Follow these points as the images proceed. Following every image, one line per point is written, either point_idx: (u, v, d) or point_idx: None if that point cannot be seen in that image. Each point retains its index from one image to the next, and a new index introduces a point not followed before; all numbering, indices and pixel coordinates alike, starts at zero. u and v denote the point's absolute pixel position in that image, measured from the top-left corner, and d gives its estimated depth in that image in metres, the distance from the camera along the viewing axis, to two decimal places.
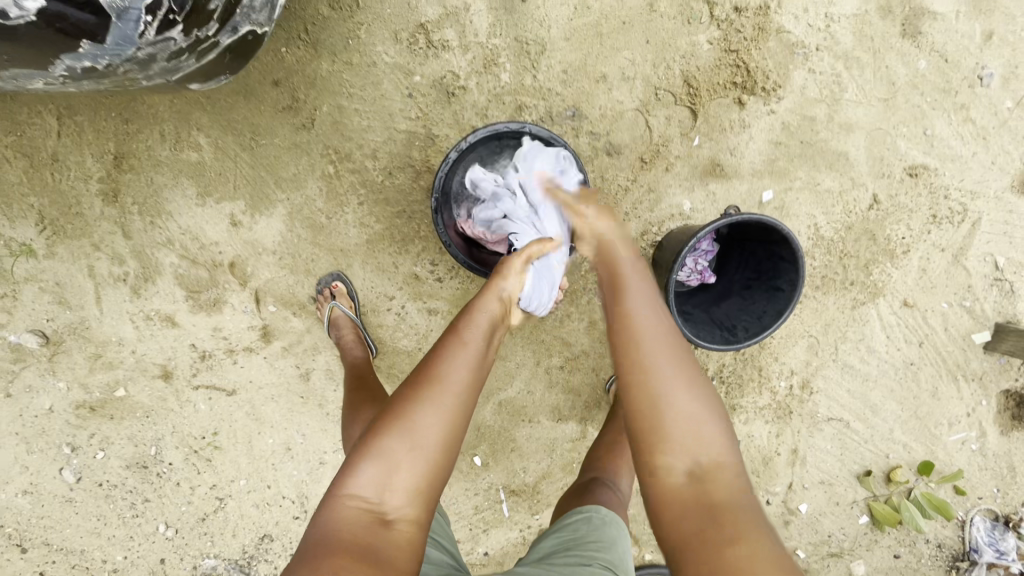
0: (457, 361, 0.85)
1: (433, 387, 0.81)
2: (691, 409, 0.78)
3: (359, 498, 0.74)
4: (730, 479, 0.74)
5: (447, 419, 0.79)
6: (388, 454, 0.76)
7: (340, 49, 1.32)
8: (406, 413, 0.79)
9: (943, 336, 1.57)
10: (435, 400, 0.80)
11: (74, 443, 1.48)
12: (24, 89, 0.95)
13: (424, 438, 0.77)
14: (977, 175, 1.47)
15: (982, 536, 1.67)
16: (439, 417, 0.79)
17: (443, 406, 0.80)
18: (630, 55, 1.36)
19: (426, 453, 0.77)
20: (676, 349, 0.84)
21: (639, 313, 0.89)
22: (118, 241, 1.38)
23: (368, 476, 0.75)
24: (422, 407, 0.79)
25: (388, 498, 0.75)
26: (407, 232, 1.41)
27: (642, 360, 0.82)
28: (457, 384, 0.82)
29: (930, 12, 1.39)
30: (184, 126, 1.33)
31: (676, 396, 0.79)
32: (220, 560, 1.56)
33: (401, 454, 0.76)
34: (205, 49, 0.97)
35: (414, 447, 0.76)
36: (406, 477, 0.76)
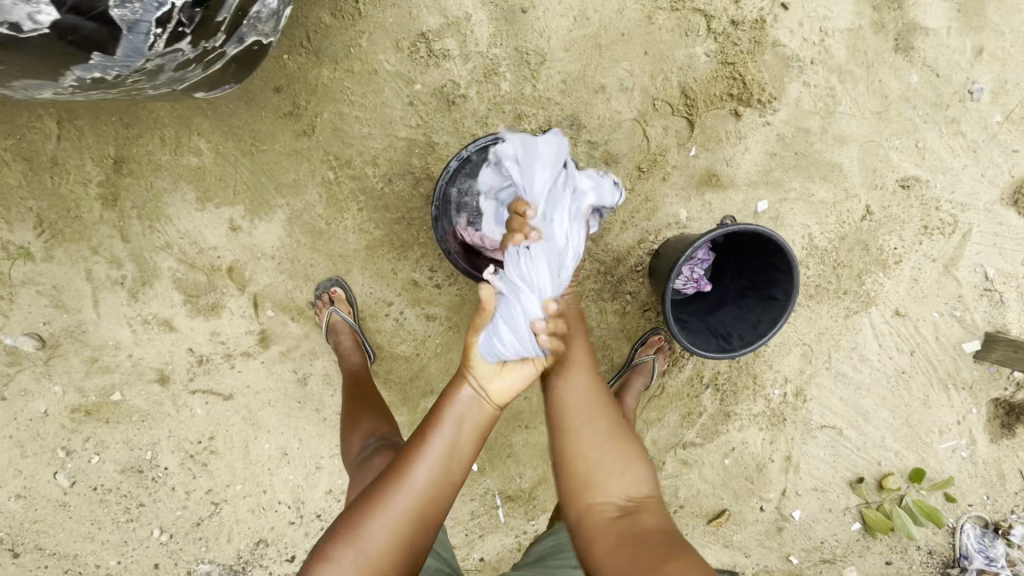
0: (417, 460, 0.81)
1: (392, 491, 0.79)
2: (614, 463, 0.83)
3: None
4: (655, 514, 0.81)
5: (398, 522, 0.77)
6: (338, 563, 0.76)
7: (342, 57, 1.33)
8: (358, 521, 0.78)
9: (934, 345, 1.60)
10: (387, 505, 0.78)
11: (68, 447, 1.48)
12: (32, 99, 0.95)
13: (372, 545, 0.75)
14: (967, 187, 1.50)
15: (972, 543, 1.69)
16: (389, 525, 0.77)
17: (393, 512, 0.77)
18: (628, 66, 1.38)
19: (377, 558, 0.75)
20: (596, 406, 0.87)
21: (567, 383, 0.88)
22: (116, 245, 1.38)
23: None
24: (374, 515, 0.77)
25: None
26: (406, 238, 1.41)
27: (565, 418, 0.85)
28: (416, 485, 0.79)
29: (922, 27, 1.42)
30: (185, 132, 1.34)
31: (604, 454, 0.83)
32: (215, 565, 1.56)
33: (351, 562, 0.75)
34: (211, 59, 0.99)
35: (362, 557, 0.75)
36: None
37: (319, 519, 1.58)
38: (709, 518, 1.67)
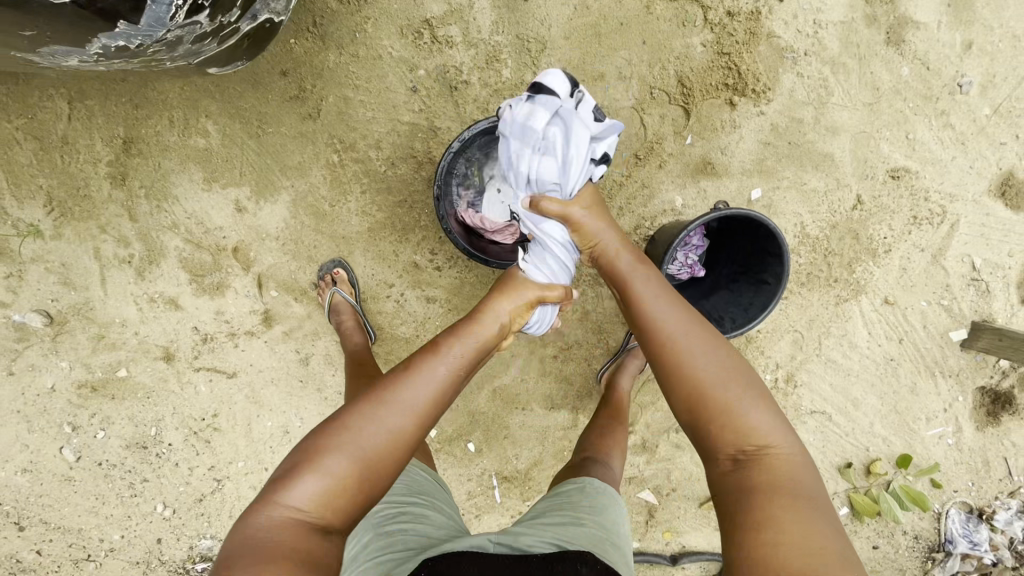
0: (422, 379, 0.85)
1: (390, 404, 0.81)
2: (737, 400, 0.81)
3: (290, 508, 0.70)
4: (779, 455, 0.78)
5: (397, 434, 0.79)
6: (331, 466, 0.74)
7: (347, 42, 1.36)
8: (350, 427, 0.78)
9: (922, 333, 1.64)
10: (386, 416, 0.79)
11: (74, 422, 1.51)
12: (57, 66, 0.99)
13: (370, 447, 0.77)
14: (955, 179, 1.54)
15: (957, 528, 1.73)
16: (390, 432, 0.78)
17: (391, 422, 0.79)
18: (627, 55, 1.41)
19: (370, 465, 0.76)
20: (700, 343, 0.87)
21: (661, 319, 0.90)
22: (124, 224, 1.41)
23: (308, 490, 0.72)
24: (372, 420, 0.78)
25: (323, 511, 0.72)
26: (408, 221, 1.45)
27: (677, 352, 0.86)
28: (417, 402, 0.82)
29: (913, 21, 1.46)
30: (193, 113, 1.38)
31: (729, 392, 0.82)
32: (216, 540, 1.58)
33: (342, 464, 0.74)
34: (226, 34, 1.03)
35: (358, 460, 0.75)
36: (344, 495, 0.74)
37: None
38: (701, 501, 1.70)
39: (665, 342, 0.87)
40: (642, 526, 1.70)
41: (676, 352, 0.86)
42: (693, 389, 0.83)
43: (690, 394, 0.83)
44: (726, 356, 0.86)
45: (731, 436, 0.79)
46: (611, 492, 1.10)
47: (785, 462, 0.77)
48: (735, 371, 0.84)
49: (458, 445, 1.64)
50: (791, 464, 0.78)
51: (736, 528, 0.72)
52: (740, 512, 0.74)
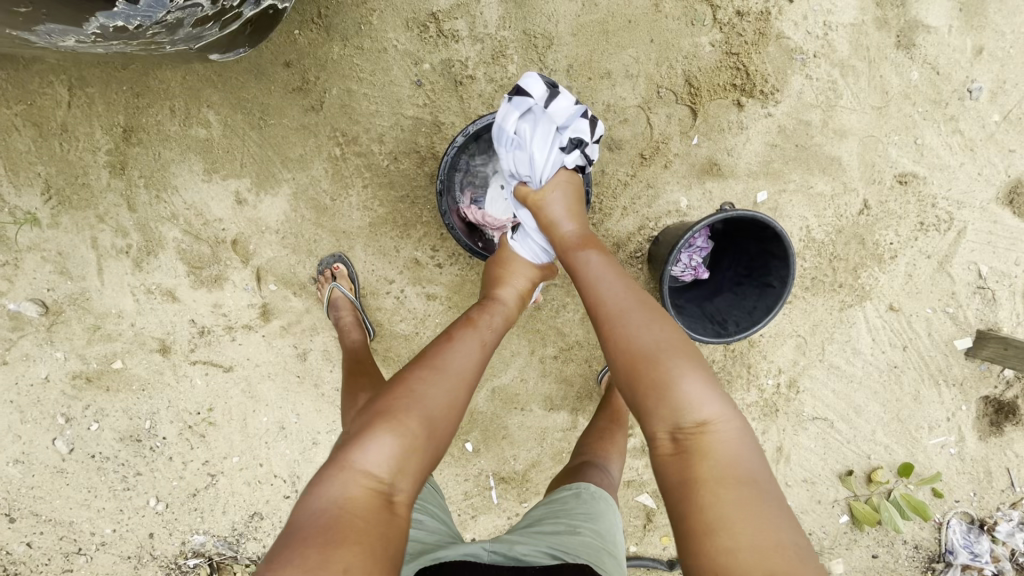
0: (463, 349, 0.91)
1: (442, 373, 0.85)
2: (675, 379, 0.78)
3: (370, 476, 0.72)
4: (721, 438, 0.75)
5: (453, 403, 0.83)
6: (402, 430, 0.76)
7: (352, 34, 1.35)
8: (414, 394, 0.80)
9: (927, 341, 1.62)
10: (441, 384, 0.83)
11: (68, 414, 1.49)
12: (55, 46, 0.97)
13: (433, 412, 0.79)
14: (964, 185, 1.52)
15: (958, 538, 1.71)
16: (448, 400, 0.82)
17: (448, 387, 0.83)
18: (634, 53, 1.40)
19: (435, 432, 0.78)
20: (643, 322, 0.86)
21: (608, 300, 0.91)
22: (122, 213, 1.40)
23: (378, 455, 0.73)
24: (430, 384, 0.82)
25: (394, 477, 0.73)
26: (409, 216, 1.43)
27: (616, 329, 0.86)
28: (462, 369, 0.87)
29: (924, 25, 1.44)
30: (194, 103, 1.36)
31: (667, 366, 0.80)
32: (209, 536, 1.57)
33: (412, 427, 0.77)
34: (228, 19, 1.01)
35: (425, 426, 0.78)
36: (414, 460, 0.75)
37: None
38: None
39: (607, 321, 0.88)
40: (640, 530, 1.68)
41: (615, 330, 0.87)
42: (630, 366, 0.82)
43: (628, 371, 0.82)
44: (666, 330, 0.85)
45: (668, 413, 0.77)
46: (607, 498, 1.09)
47: (724, 439, 0.74)
48: (673, 345, 0.82)
49: (456, 444, 1.62)
50: (732, 443, 0.74)
51: (691, 532, 0.68)
52: (681, 496, 0.71)
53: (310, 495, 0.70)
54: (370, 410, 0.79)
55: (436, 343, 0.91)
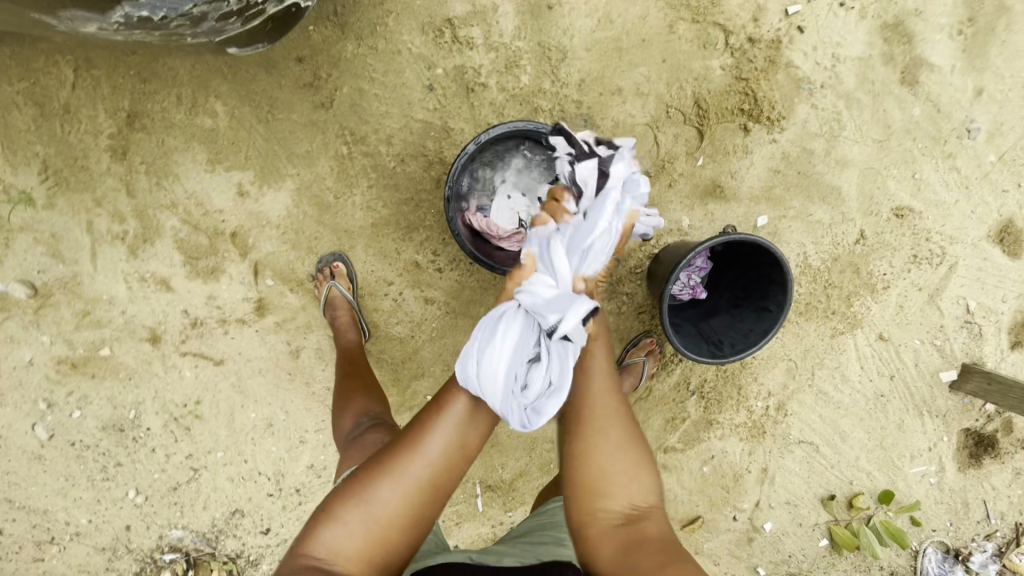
0: (431, 435, 0.84)
1: (404, 457, 0.83)
2: (627, 473, 0.86)
3: (314, 555, 0.79)
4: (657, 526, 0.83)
5: (409, 491, 0.81)
6: (345, 517, 0.80)
7: (367, 34, 1.34)
8: (367, 483, 0.82)
9: (913, 372, 1.65)
10: (401, 471, 0.82)
11: (50, 399, 1.46)
12: (75, 31, 0.97)
13: (379, 506, 0.80)
14: (957, 222, 1.56)
15: (933, 567, 1.74)
16: (398, 495, 0.81)
17: (401, 479, 0.82)
18: (645, 72, 1.41)
19: (382, 524, 0.80)
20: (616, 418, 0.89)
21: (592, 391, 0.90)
22: (121, 198, 1.38)
23: (327, 538, 0.80)
24: (382, 481, 0.82)
25: (341, 561, 0.78)
26: (413, 219, 1.42)
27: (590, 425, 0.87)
28: (428, 458, 0.83)
29: (928, 63, 1.48)
30: (202, 92, 1.35)
31: (617, 465, 0.86)
32: (188, 531, 1.54)
33: (352, 518, 0.80)
34: (251, 15, 1.00)
35: (368, 520, 0.80)
36: (359, 543, 0.79)
37: (297, 493, 1.55)
38: (683, 523, 1.70)
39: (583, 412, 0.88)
40: None
41: (589, 424, 0.88)
42: (588, 463, 0.86)
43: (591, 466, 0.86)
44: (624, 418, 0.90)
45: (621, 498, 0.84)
46: None
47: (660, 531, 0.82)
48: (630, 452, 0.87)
49: None
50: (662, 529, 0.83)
51: None
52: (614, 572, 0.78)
53: (286, 556, 0.82)
54: (333, 494, 0.85)
55: (418, 414, 0.88)
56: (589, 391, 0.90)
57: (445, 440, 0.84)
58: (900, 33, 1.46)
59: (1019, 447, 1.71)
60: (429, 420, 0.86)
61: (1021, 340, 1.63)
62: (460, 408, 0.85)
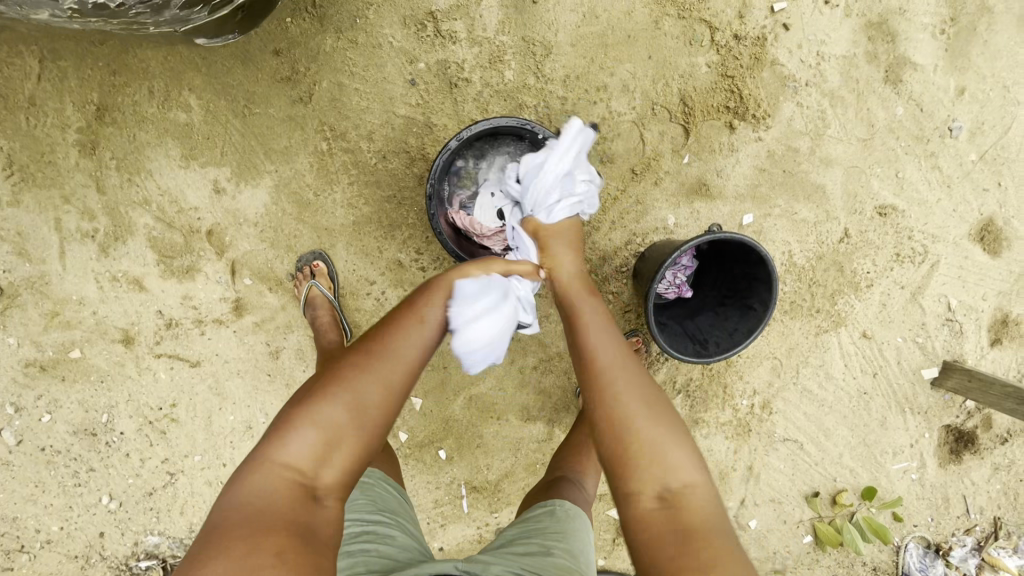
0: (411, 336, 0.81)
1: (383, 356, 0.78)
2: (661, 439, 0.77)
3: (289, 468, 0.70)
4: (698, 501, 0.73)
5: (393, 384, 0.76)
6: (321, 416, 0.72)
7: (346, 27, 1.31)
8: (347, 377, 0.75)
9: (896, 369, 1.66)
10: (381, 366, 0.77)
11: (18, 403, 1.41)
12: (25, 18, 0.91)
13: (365, 396, 0.74)
14: (939, 221, 1.57)
15: (914, 561, 1.76)
16: (383, 387, 0.75)
17: (381, 375, 0.76)
18: (631, 69, 1.40)
19: (366, 414, 0.74)
20: (631, 374, 0.85)
21: (598, 350, 0.88)
22: (90, 195, 1.33)
23: (299, 442, 0.71)
24: (362, 376, 0.75)
25: (318, 464, 0.71)
26: (395, 217, 1.39)
27: (619, 403, 0.80)
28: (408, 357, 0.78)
29: (911, 62, 1.48)
30: (176, 85, 1.30)
31: (656, 440, 0.77)
32: (164, 538, 1.49)
33: (333, 416, 0.73)
34: (219, 4, 0.97)
35: (354, 411, 0.73)
36: (337, 446, 0.72)
37: None
38: None
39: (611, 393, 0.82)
40: (609, 545, 1.67)
41: (622, 403, 0.81)
42: (616, 418, 0.79)
43: (624, 443, 0.77)
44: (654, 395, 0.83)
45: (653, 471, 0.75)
46: (581, 518, 1.07)
47: (707, 517, 0.72)
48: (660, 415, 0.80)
49: (429, 451, 1.59)
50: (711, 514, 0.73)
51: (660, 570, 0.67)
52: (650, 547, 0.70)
53: (230, 482, 0.69)
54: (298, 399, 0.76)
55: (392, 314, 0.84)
56: (597, 351, 0.88)
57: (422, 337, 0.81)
58: (883, 32, 1.46)
59: (997, 443, 1.73)
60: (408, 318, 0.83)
61: (1000, 337, 1.65)
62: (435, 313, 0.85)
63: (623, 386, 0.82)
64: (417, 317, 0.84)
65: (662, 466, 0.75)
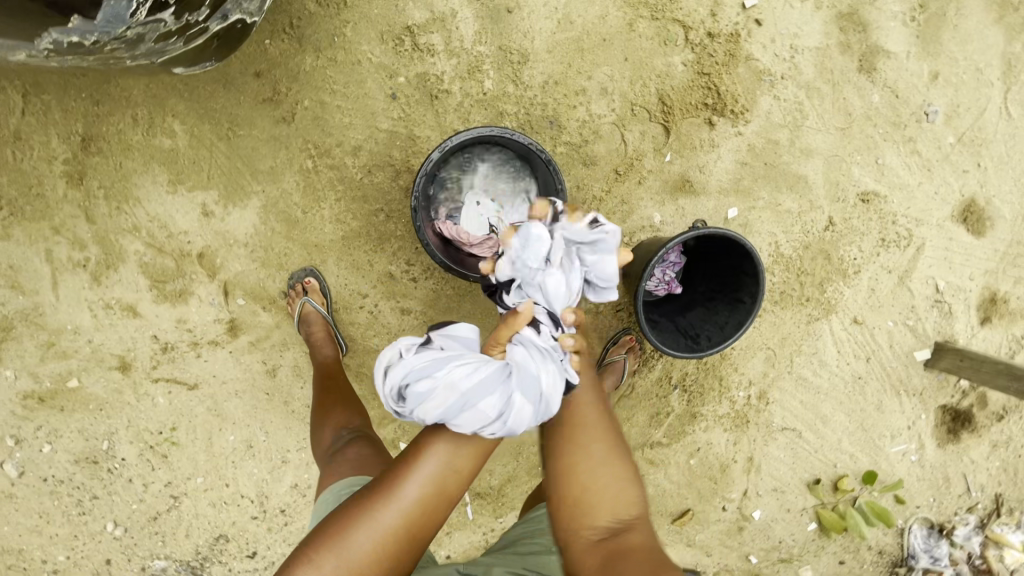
0: (415, 475, 0.74)
1: (381, 501, 0.73)
2: (613, 478, 0.77)
3: None
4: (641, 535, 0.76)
5: (386, 540, 0.72)
6: (320, 562, 0.72)
7: (325, 45, 1.33)
8: (342, 525, 0.74)
9: (889, 353, 1.67)
10: (376, 517, 0.72)
11: (19, 435, 1.42)
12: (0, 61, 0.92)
13: (354, 550, 0.72)
14: (922, 204, 1.59)
15: (918, 542, 1.77)
16: (377, 535, 0.72)
17: (379, 519, 0.72)
18: (608, 71, 1.42)
19: (357, 569, 0.71)
20: (591, 410, 0.81)
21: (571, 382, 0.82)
22: (80, 225, 1.34)
23: None
24: (361, 525, 0.72)
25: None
26: (384, 230, 1.41)
27: (570, 439, 0.78)
28: (407, 502, 0.73)
29: (884, 50, 1.50)
30: (159, 112, 1.32)
31: (601, 476, 0.77)
32: (171, 561, 1.50)
33: (331, 562, 0.72)
34: (194, 33, 0.99)
35: (348, 560, 0.71)
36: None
37: (283, 514, 1.52)
38: (674, 517, 1.70)
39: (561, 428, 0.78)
40: None
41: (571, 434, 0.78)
42: (577, 462, 0.77)
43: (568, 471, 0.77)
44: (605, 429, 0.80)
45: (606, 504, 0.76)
46: None
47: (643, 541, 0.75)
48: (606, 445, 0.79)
49: None
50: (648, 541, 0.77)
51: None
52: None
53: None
54: (315, 527, 0.77)
55: (398, 456, 0.77)
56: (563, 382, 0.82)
57: (430, 483, 0.73)
58: (855, 22, 1.49)
59: (993, 421, 1.75)
60: (405, 459, 0.76)
61: (989, 316, 1.67)
62: (438, 450, 0.74)
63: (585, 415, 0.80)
64: (413, 470, 0.74)
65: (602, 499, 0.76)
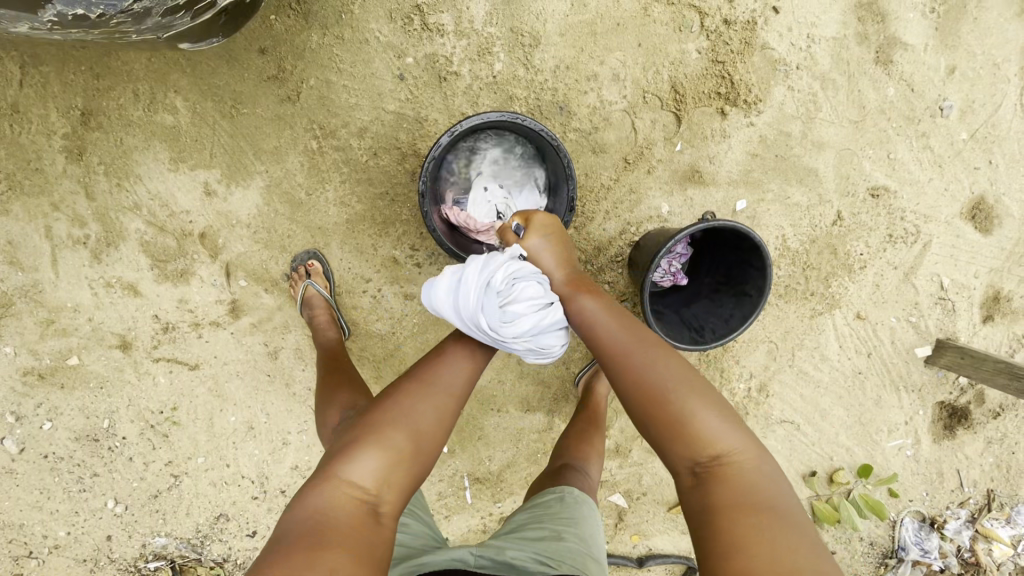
0: (454, 365, 0.88)
1: (428, 387, 0.84)
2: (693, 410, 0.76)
3: (354, 487, 0.72)
4: (742, 473, 0.72)
5: (441, 416, 0.82)
6: (392, 445, 0.76)
7: (332, 23, 1.30)
8: (395, 407, 0.81)
9: (890, 349, 1.67)
10: (427, 397, 0.83)
11: (19, 412, 1.41)
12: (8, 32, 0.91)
13: (418, 426, 0.79)
14: (930, 200, 1.57)
15: (910, 535, 1.79)
16: (433, 414, 0.81)
17: (432, 402, 0.82)
18: (622, 57, 1.39)
19: (421, 442, 0.79)
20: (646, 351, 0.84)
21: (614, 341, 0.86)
22: (80, 202, 1.32)
23: (371, 466, 0.74)
24: (417, 406, 0.81)
25: (386, 489, 0.74)
26: (389, 214, 1.39)
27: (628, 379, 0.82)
28: (454, 386, 0.86)
29: (901, 42, 1.48)
30: (161, 89, 1.29)
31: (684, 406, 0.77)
32: (172, 538, 1.51)
33: (397, 441, 0.77)
34: (201, 8, 0.95)
35: (410, 437, 0.78)
36: (399, 474, 0.76)
37: (283, 495, 1.53)
38: (670, 505, 1.71)
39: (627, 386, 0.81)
40: (611, 529, 1.71)
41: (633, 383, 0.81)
42: (644, 397, 0.79)
43: (649, 405, 0.78)
44: (683, 368, 0.81)
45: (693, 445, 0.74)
46: (591, 503, 1.08)
47: (744, 490, 0.70)
48: (675, 376, 0.80)
49: None
50: (757, 480, 0.72)
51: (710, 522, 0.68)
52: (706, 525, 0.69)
53: (305, 502, 0.70)
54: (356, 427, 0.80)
55: (430, 356, 0.89)
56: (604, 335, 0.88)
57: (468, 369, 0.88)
58: (873, 13, 1.46)
59: (989, 417, 1.76)
60: (445, 355, 0.89)
61: (992, 314, 1.67)
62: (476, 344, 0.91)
63: (640, 364, 0.82)
64: (454, 361, 0.88)
65: (691, 436, 0.75)
